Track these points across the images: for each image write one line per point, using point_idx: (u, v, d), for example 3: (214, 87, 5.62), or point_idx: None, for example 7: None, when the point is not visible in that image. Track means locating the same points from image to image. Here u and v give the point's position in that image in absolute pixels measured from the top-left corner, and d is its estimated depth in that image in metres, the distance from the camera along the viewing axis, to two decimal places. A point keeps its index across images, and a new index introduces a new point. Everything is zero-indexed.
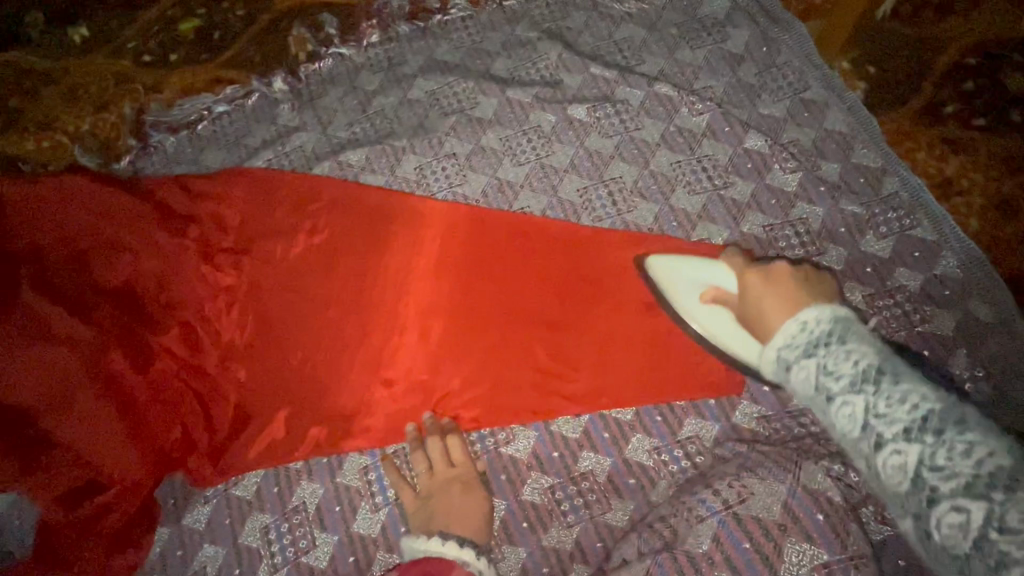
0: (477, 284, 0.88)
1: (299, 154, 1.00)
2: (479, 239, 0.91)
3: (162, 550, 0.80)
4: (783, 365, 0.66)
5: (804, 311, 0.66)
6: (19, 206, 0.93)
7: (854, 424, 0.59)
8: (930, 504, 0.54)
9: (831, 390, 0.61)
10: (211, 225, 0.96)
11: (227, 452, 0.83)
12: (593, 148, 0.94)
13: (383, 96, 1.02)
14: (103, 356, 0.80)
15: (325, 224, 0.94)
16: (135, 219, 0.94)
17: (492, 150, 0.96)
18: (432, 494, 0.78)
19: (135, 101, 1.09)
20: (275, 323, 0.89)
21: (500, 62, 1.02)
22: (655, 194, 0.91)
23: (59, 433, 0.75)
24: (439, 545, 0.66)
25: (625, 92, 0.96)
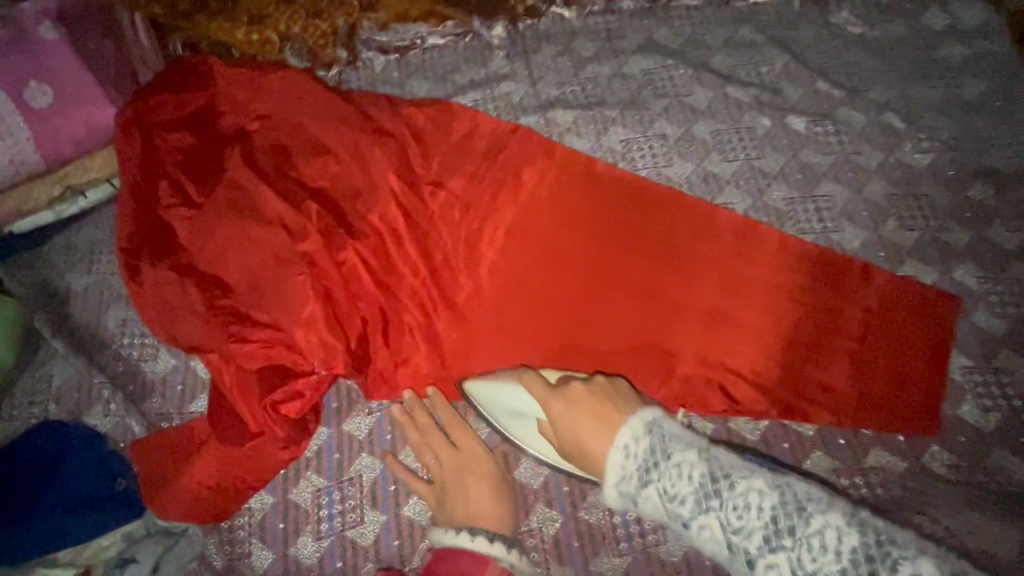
0: (670, 266, 0.87)
1: (506, 101, 1.00)
2: (677, 224, 0.90)
3: (320, 449, 0.79)
4: (628, 498, 0.58)
5: (627, 429, 0.59)
6: (241, 92, 0.97)
7: (721, 545, 0.53)
8: None
9: (683, 514, 0.54)
10: (413, 146, 0.95)
11: (400, 370, 0.82)
12: (807, 162, 0.93)
13: (598, 64, 1.02)
14: (308, 246, 0.81)
15: (525, 175, 0.93)
16: (343, 125, 0.94)
17: (701, 140, 0.95)
18: (443, 480, 0.73)
19: (350, 15, 1.09)
20: (463, 255, 0.88)
21: (720, 57, 1.01)
22: (865, 221, 0.89)
23: (260, 312, 0.77)
24: (467, 540, 0.64)
25: (848, 114, 0.95)
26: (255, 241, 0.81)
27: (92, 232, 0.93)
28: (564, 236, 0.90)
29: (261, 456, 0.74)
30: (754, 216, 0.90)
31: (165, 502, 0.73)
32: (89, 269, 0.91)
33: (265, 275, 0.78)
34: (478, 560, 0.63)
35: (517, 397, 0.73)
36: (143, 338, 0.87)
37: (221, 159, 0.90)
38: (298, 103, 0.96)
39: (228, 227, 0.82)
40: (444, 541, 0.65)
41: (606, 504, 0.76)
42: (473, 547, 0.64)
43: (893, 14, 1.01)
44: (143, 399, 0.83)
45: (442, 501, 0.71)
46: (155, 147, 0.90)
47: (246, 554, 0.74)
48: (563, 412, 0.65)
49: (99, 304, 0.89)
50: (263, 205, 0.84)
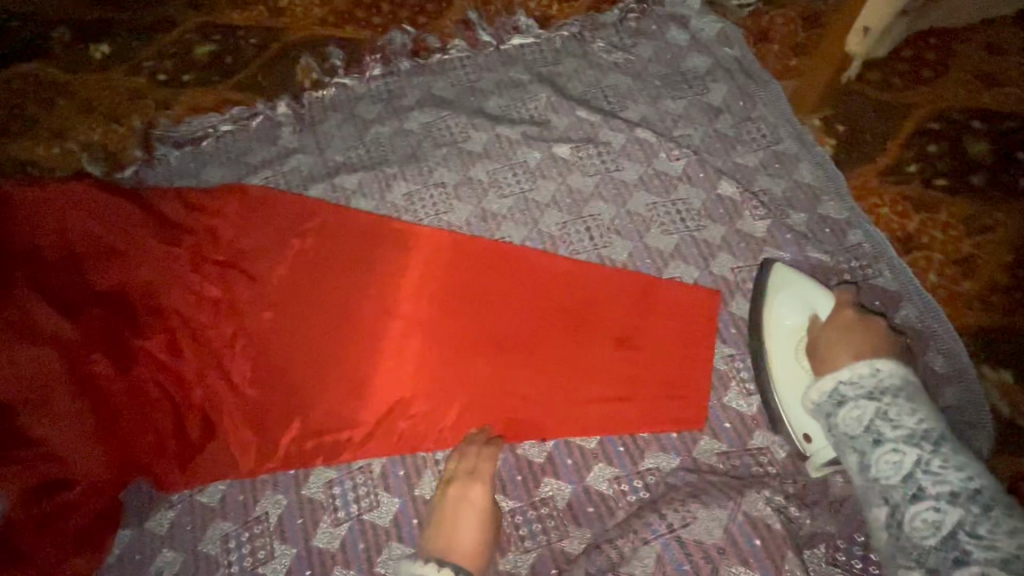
0: (455, 307, 0.92)
1: (296, 174, 1.05)
2: (458, 263, 0.95)
3: (122, 553, 0.81)
4: (836, 399, 0.68)
5: (880, 361, 0.68)
6: (25, 207, 0.97)
7: (896, 472, 0.61)
8: (912, 500, 0.60)
9: (882, 434, 0.64)
10: (205, 237, 0.99)
11: (196, 458, 0.84)
12: (575, 186, 0.99)
13: (380, 125, 1.08)
14: (84, 355, 0.84)
15: (312, 244, 0.98)
16: (131, 227, 0.98)
17: (478, 181, 1.01)
18: (443, 507, 0.77)
19: (147, 115, 1.15)
20: (258, 333, 0.92)
21: (493, 100, 1.08)
22: (630, 232, 0.95)
23: (33, 429, 0.78)
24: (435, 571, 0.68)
25: (608, 135, 1.02)
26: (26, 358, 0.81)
27: None
28: (354, 295, 0.94)
29: (47, 574, 0.75)
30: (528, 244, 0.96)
31: None
32: None
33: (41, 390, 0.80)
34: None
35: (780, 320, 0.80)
36: None
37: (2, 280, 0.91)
38: (77, 209, 0.97)
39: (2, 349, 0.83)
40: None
41: (401, 553, 0.80)
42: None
43: (641, 37, 1.10)
44: None
45: (436, 526, 0.75)
46: None
47: None
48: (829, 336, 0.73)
49: None
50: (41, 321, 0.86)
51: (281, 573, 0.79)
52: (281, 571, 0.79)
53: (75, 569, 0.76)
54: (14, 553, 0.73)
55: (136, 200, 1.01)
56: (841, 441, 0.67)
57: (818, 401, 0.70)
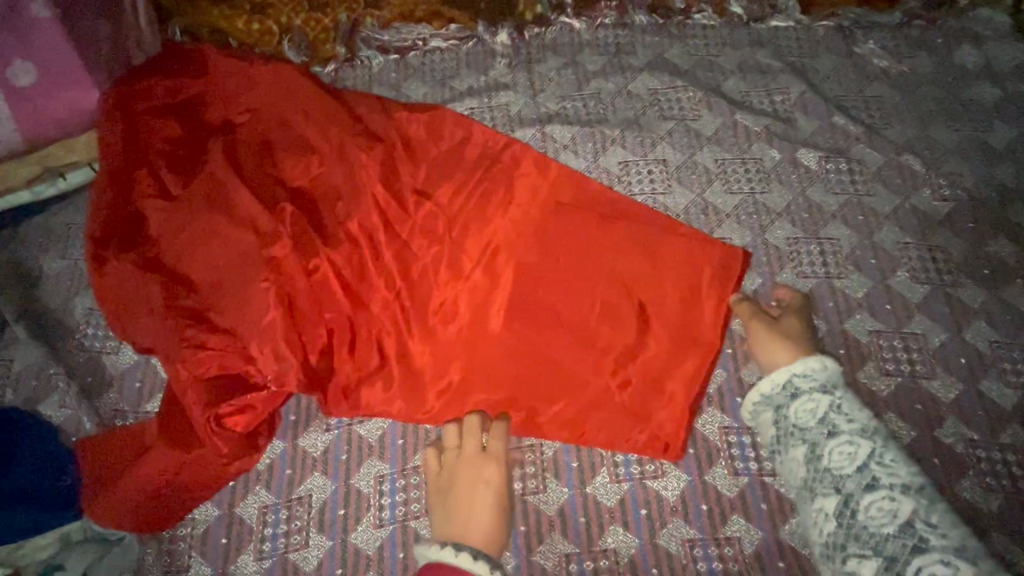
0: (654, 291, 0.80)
1: (503, 112, 0.96)
2: (691, 257, 0.81)
3: (272, 463, 0.76)
4: (789, 391, 0.65)
5: (827, 356, 0.66)
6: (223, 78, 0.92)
7: (850, 463, 0.60)
8: (867, 489, 0.58)
9: (836, 426, 0.62)
10: (403, 150, 0.89)
11: (359, 387, 0.77)
12: (815, 201, 0.87)
13: (603, 80, 0.97)
14: (278, 250, 0.77)
15: (524, 191, 0.86)
16: (331, 123, 0.89)
17: (704, 169, 0.90)
18: (455, 482, 0.71)
19: (353, 11, 1.04)
20: (435, 265, 0.82)
21: (733, 81, 0.96)
22: (872, 269, 0.83)
23: (218, 315, 0.74)
24: (450, 556, 0.63)
25: (863, 152, 0.89)
26: (222, 240, 0.78)
27: (70, 216, 0.92)
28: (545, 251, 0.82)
29: (208, 467, 0.71)
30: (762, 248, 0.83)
31: (113, 503, 0.70)
32: (61, 254, 0.89)
33: (237, 277, 0.75)
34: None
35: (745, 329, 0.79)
36: (106, 330, 0.84)
37: (198, 150, 0.86)
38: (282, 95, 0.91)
39: (204, 224, 0.78)
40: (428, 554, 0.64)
41: (563, 550, 0.72)
42: (458, 562, 0.63)
43: (921, 48, 0.95)
44: (98, 393, 0.80)
45: (444, 503, 0.70)
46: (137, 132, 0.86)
47: (184, 568, 0.71)
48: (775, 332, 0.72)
49: (68, 291, 0.87)
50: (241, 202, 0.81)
51: None
52: None
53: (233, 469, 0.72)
54: (182, 437, 0.71)
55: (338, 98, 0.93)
56: (788, 434, 0.64)
57: (770, 394, 0.67)
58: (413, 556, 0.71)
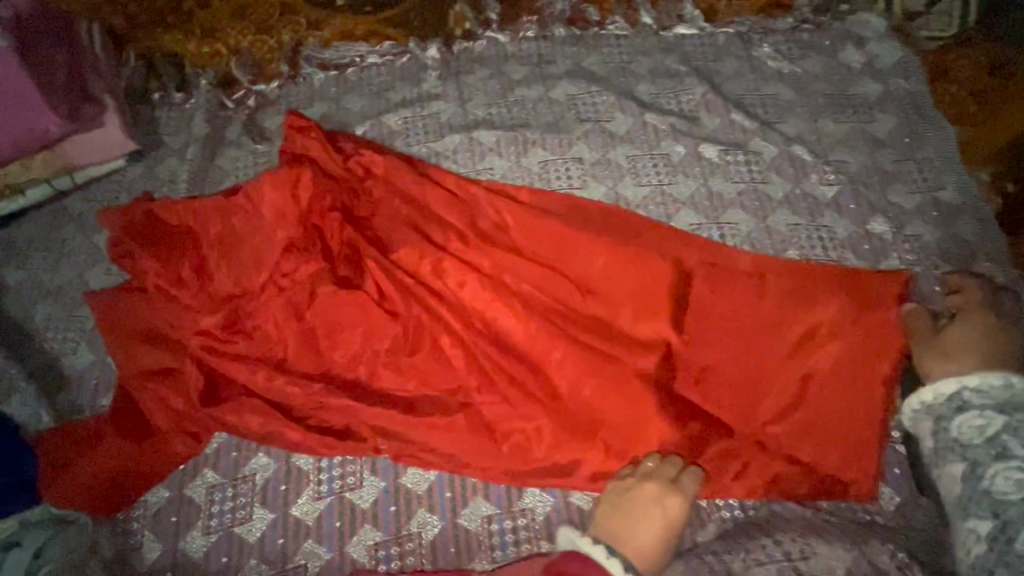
0: (618, 293, 0.85)
1: (434, 120, 1.04)
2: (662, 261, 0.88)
3: (218, 448, 0.82)
4: (956, 404, 0.62)
5: (1015, 376, 0.62)
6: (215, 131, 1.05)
7: (1020, 490, 0.53)
8: (1021, 518, 0.52)
9: (1009, 448, 0.56)
10: (362, 176, 0.95)
11: (298, 400, 0.80)
12: (716, 190, 0.96)
13: (525, 88, 1.06)
14: (220, 270, 0.83)
15: (468, 211, 0.93)
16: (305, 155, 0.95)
17: (617, 165, 0.99)
18: (664, 506, 0.68)
19: (296, 32, 1.13)
20: (390, 280, 0.85)
21: (644, 85, 1.05)
22: (766, 249, 0.91)
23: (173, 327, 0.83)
24: (603, 556, 0.62)
25: (759, 145, 0.98)
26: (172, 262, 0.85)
27: (29, 230, 0.98)
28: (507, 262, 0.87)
29: (150, 462, 0.78)
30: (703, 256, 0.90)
31: (66, 494, 0.75)
32: (21, 266, 0.96)
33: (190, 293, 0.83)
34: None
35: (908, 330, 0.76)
36: (64, 334, 0.91)
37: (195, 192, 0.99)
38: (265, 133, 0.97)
39: (160, 242, 0.86)
40: (571, 538, 0.64)
41: (485, 512, 0.78)
42: (606, 565, 0.62)
43: (811, 50, 1.05)
44: (56, 391, 0.87)
45: (613, 509, 0.69)
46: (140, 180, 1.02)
47: (136, 546, 0.77)
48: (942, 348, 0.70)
49: (28, 300, 0.93)
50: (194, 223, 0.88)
51: (366, 502, 0.79)
52: (367, 501, 0.79)
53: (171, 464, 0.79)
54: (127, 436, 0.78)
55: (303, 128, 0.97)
56: (947, 450, 0.61)
57: (931, 403, 0.65)
58: (348, 523, 0.78)
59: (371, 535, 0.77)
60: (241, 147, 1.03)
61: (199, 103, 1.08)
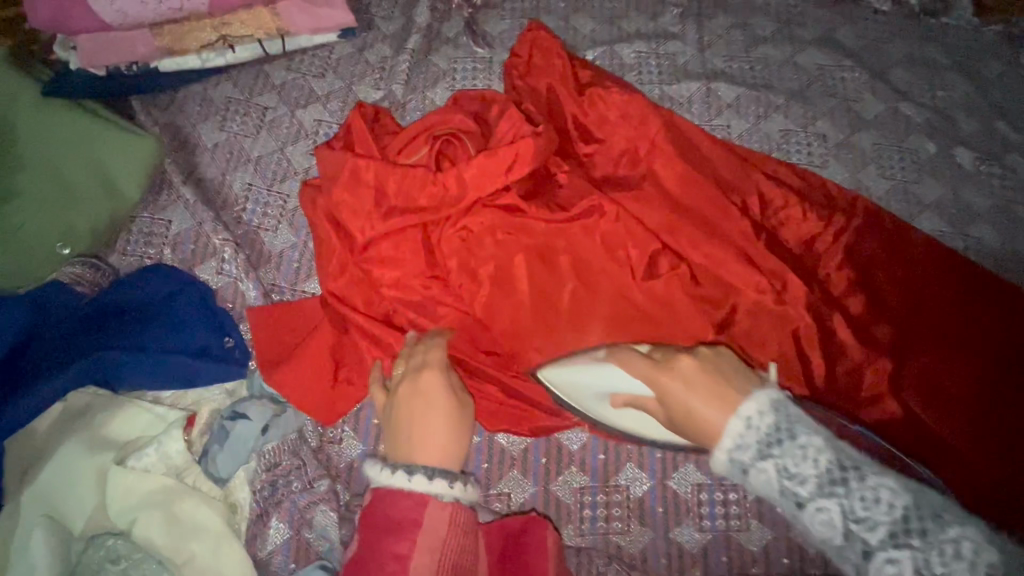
0: (850, 293, 0.82)
1: (669, 61, 0.96)
2: (899, 268, 0.84)
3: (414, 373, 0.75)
4: (739, 468, 0.53)
5: (744, 405, 0.53)
6: (433, 23, 0.97)
7: (779, 493, 0.51)
8: (798, 507, 0.50)
9: (786, 471, 0.50)
10: (599, 108, 0.88)
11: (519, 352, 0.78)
12: (965, 200, 0.89)
13: (771, 46, 0.97)
14: (460, 192, 0.77)
15: (717, 175, 0.86)
16: (553, 83, 0.89)
17: (861, 150, 0.92)
18: (416, 393, 0.64)
19: None
20: (624, 240, 0.80)
21: (899, 70, 0.97)
22: (1011, 274, 0.86)
23: (392, 241, 0.78)
24: (407, 481, 0.59)
25: (1017, 161, 0.91)
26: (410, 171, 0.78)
27: (230, 89, 0.91)
28: (745, 245, 0.82)
29: (361, 371, 0.74)
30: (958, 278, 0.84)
31: (284, 376, 0.72)
32: (220, 126, 0.89)
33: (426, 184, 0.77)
34: (417, 500, 0.59)
35: (604, 382, 0.66)
36: (265, 208, 0.85)
37: (410, 97, 0.92)
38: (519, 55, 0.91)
39: (405, 138, 0.82)
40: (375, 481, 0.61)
41: (695, 480, 0.75)
42: (410, 488, 0.59)
43: None
44: (258, 265, 0.82)
45: (389, 426, 0.64)
46: (349, 61, 0.94)
47: (336, 439, 0.73)
48: (679, 397, 0.56)
49: (226, 164, 0.87)
50: (437, 127, 0.82)
51: (574, 445, 0.77)
52: (576, 442, 0.77)
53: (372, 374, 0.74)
54: (338, 347, 0.74)
55: (555, 57, 0.89)
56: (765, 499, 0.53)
57: (741, 436, 0.53)
58: (554, 462, 0.76)
59: (577, 478, 0.75)
60: (461, 47, 0.95)
61: None
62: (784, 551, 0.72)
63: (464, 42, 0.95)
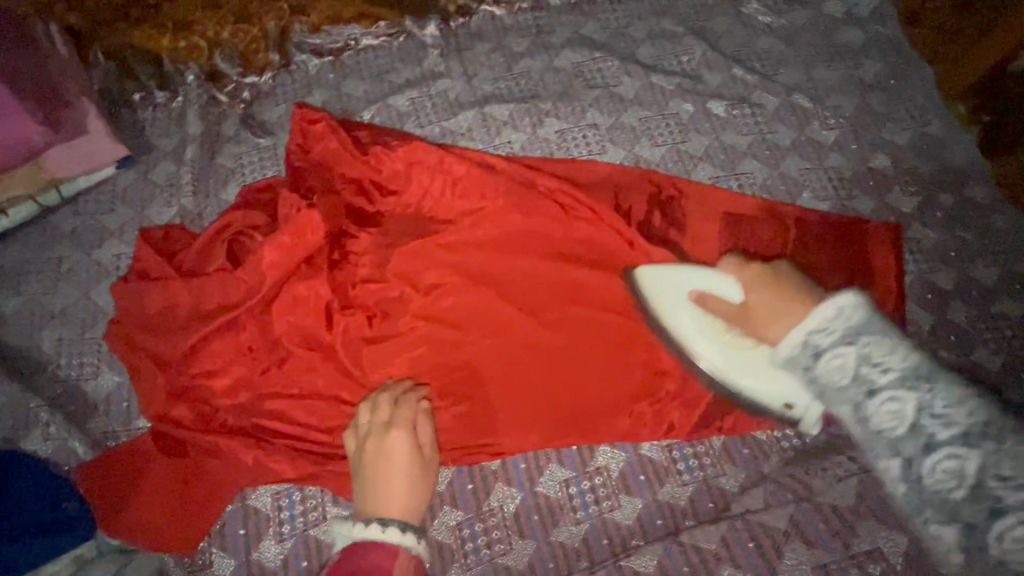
0: (641, 253, 0.88)
1: (443, 98, 1.02)
2: (676, 219, 0.92)
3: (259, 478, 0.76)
4: (813, 351, 0.56)
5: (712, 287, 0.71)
6: (211, 127, 0.99)
7: (899, 422, 0.50)
8: (926, 449, 0.49)
9: (874, 382, 0.52)
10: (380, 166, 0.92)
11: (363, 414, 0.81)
12: (729, 143, 0.99)
13: (530, 59, 1.05)
14: (256, 287, 0.81)
15: (501, 189, 0.91)
16: (335, 155, 0.92)
17: (631, 128, 1.00)
18: (379, 456, 0.71)
19: (281, 19, 1.08)
20: (421, 281, 0.86)
21: (644, 48, 1.07)
22: (782, 194, 0.96)
23: (205, 356, 0.78)
24: (378, 531, 0.63)
25: (761, 97, 1.02)
26: (203, 287, 0.80)
27: (17, 253, 0.90)
28: (536, 247, 0.89)
29: (209, 492, 0.75)
30: (855, 271, 0.88)
31: (135, 523, 0.73)
32: (14, 292, 0.87)
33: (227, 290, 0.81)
34: (388, 551, 0.63)
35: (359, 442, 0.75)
36: (80, 358, 0.83)
37: (204, 205, 0.93)
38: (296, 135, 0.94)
39: (197, 250, 0.84)
40: (351, 534, 0.64)
41: (562, 476, 0.80)
42: (383, 539, 0.63)
43: (795, 4, 1.10)
44: (86, 419, 0.81)
45: (365, 480, 0.70)
46: (134, 188, 0.94)
47: (206, 564, 0.74)
48: (379, 470, 0.70)
49: (29, 327, 0.85)
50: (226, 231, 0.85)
51: (442, 484, 0.80)
52: (443, 482, 0.80)
53: (220, 489, 0.75)
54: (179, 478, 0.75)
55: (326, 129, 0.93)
56: (831, 398, 0.56)
57: (818, 331, 0.56)
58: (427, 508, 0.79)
59: (452, 516, 0.78)
60: (242, 142, 0.98)
61: (187, 100, 1.01)
62: (657, 514, 0.77)
63: (244, 137, 0.98)
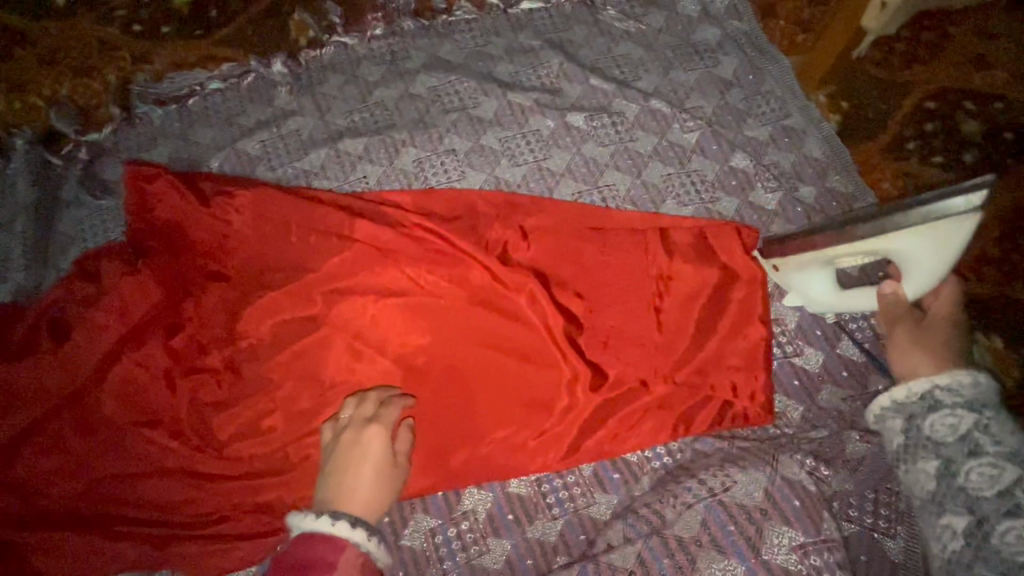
0: (495, 280, 0.83)
1: (295, 137, 0.98)
2: (534, 239, 0.88)
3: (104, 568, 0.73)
4: (927, 400, 0.63)
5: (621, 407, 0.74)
6: (48, 194, 0.94)
7: (952, 433, 0.60)
8: (969, 456, 0.58)
9: (962, 427, 0.60)
10: (221, 218, 0.87)
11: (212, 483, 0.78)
12: (590, 156, 0.98)
13: (385, 88, 1.02)
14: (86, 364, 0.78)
15: (346, 226, 0.87)
16: (172, 211, 0.88)
17: (491, 150, 0.98)
18: (354, 447, 0.68)
19: (122, 70, 1.03)
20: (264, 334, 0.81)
21: (502, 65, 1.05)
22: (645, 203, 0.95)
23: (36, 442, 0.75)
24: (327, 523, 0.60)
25: (621, 105, 1.01)
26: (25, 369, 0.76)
27: None
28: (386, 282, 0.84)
29: None
30: (717, 273, 0.86)
31: None
32: None
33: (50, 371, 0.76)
34: (335, 547, 0.59)
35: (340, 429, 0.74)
36: None
37: (40, 277, 0.88)
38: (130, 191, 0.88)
39: (25, 331, 0.80)
40: (301, 524, 0.61)
41: (428, 525, 0.79)
42: (333, 532, 0.60)
43: (652, 7, 1.09)
44: None
45: (334, 467, 0.67)
46: None
47: None
48: (354, 460, 0.67)
49: None
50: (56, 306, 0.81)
51: None
52: None
53: None
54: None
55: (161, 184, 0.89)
56: (918, 446, 0.62)
57: (902, 400, 0.65)
58: None
59: None
60: (81, 206, 0.93)
61: (19, 165, 0.95)
62: (526, 553, 0.76)
63: (84, 201, 0.93)
